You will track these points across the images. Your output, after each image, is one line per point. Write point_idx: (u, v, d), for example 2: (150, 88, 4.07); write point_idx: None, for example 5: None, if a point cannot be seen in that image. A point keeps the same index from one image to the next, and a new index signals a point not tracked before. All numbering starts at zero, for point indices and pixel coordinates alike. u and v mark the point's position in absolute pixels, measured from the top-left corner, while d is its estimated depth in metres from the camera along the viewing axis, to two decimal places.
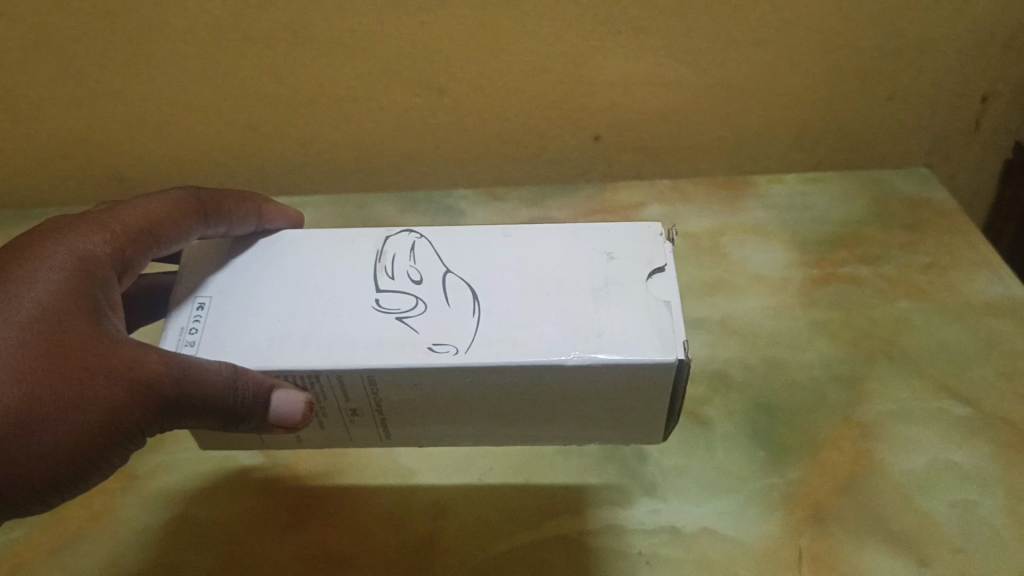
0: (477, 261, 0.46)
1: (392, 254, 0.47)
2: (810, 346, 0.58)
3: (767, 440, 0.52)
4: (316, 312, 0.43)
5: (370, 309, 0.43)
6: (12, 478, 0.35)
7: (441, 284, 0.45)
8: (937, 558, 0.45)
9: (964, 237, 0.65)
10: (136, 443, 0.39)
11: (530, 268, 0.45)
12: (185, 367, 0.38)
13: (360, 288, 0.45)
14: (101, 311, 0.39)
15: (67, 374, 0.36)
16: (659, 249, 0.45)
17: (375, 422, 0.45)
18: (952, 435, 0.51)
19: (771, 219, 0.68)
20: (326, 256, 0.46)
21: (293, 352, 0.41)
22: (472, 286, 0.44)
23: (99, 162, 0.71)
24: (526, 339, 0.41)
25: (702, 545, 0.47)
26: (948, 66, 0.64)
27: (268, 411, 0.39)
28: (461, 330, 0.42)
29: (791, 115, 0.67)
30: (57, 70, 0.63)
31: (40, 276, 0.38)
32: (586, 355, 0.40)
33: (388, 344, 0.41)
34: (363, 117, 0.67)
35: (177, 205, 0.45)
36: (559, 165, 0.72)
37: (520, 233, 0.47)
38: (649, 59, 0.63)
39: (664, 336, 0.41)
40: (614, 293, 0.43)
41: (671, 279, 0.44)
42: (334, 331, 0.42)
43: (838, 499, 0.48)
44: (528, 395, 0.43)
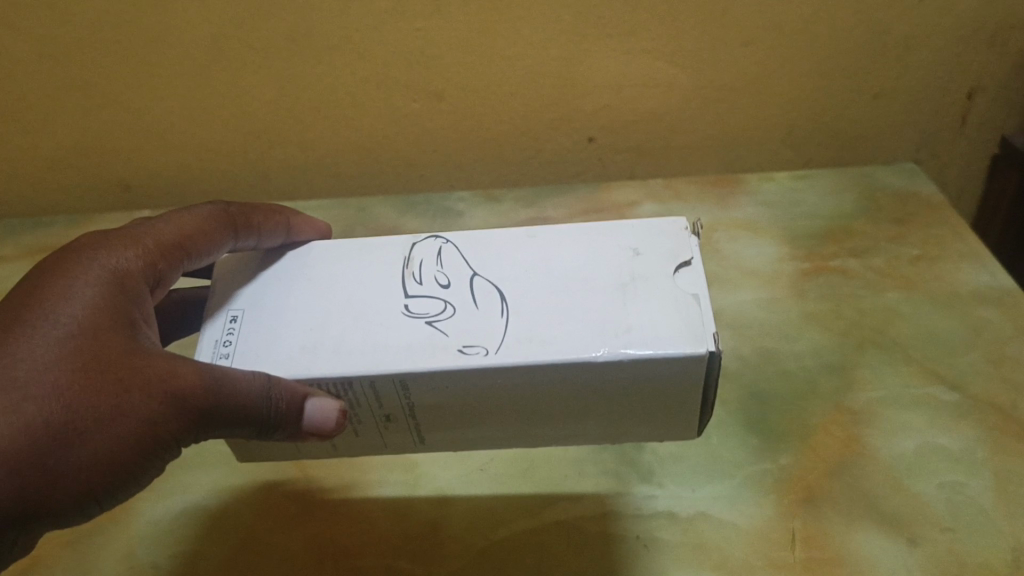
0: (499, 263, 0.47)
1: (420, 259, 0.48)
2: (802, 336, 0.59)
3: (760, 427, 0.53)
4: (349, 320, 0.45)
5: (401, 315, 0.45)
6: (53, 488, 0.37)
7: (469, 287, 0.46)
8: (926, 538, 0.47)
9: (951, 228, 0.66)
10: (171, 454, 0.40)
11: (555, 269, 0.46)
12: (218, 378, 0.40)
13: (391, 294, 0.46)
14: (135, 325, 0.41)
15: (104, 387, 0.38)
16: (685, 245, 0.46)
17: (410, 428, 0.47)
18: (940, 420, 0.53)
19: (763, 214, 0.70)
20: (355, 265, 0.48)
21: (327, 360, 0.43)
22: (501, 288, 0.46)
23: (104, 170, 0.73)
24: (554, 338, 0.43)
25: (698, 528, 0.48)
26: (933, 62, 0.65)
27: (302, 419, 0.41)
28: (491, 328, 0.44)
29: (780, 113, 0.69)
30: (63, 81, 0.65)
31: (76, 292, 0.40)
32: (615, 351, 0.42)
33: (419, 348, 0.43)
34: (362, 122, 0.68)
35: (207, 219, 0.47)
36: (555, 165, 0.73)
37: (544, 235, 0.49)
38: (639, 61, 0.64)
39: (694, 329, 0.42)
40: (641, 287, 0.44)
41: (696, 272, 0.45)
42: (366, 337, 0.44)
43: (830, 482, 0.50)
44: (546, 395, 0.44)
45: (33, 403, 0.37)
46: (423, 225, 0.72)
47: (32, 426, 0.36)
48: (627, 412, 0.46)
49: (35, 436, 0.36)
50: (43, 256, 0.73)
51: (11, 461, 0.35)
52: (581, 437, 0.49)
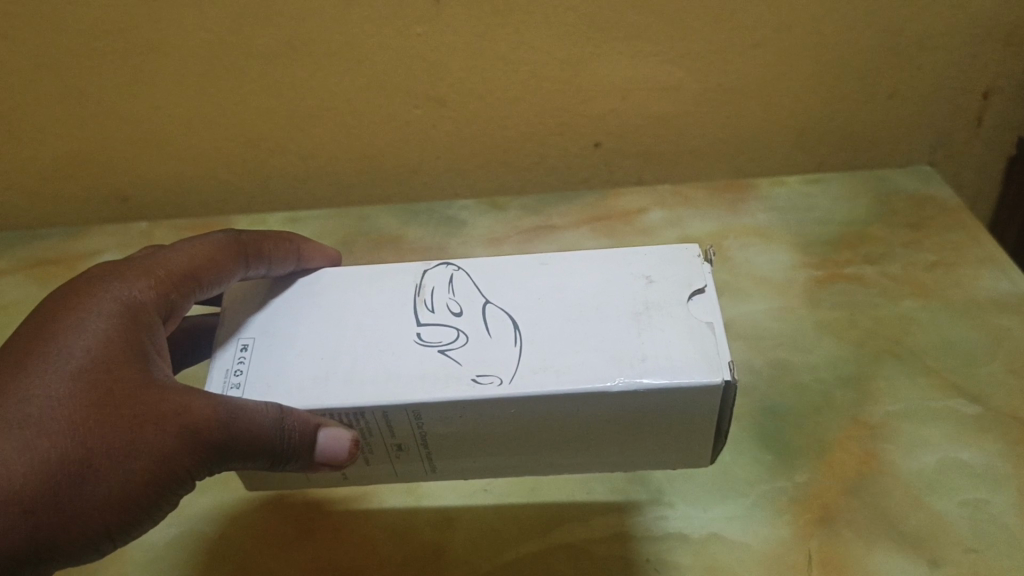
0: (512, 289, 0.46)
1: (430, 287, 0.47)
2: (816, 347, 0.57)
3: (774, 443, 0.51)
4: (361, 348, 0.44)
5: (412, 345, 0.43)
6: (67, 527, 0.36)
7: (482, 315, 0.45)
8: (949, 558, 0.45)
9: (968, 233, 0.65)
10: (186, 488, 0.39)
11: (570, 296, 0.45)
12: (232, 410, 0.38)
13: (401, 322, 0.45)
14: (147, 357, 0.40)
15: (117, 423, 0.37)
16: (697, 272, 0.45)
17: (421, 457, 0.45)
18: (961, 434, 0.51)
19: (774, 221, 0.68)
20: (364, 292, 0.47)
21: (340, 390, 0.42)
22: (514, 318, 0.44)
23: (101, 181, 0.71)
24: (569, 368, 0.41)
25: (711, 551, 0.46)
26: (948, 63, 0.64)
27: (314, 449, 0.40)
28: (505, 358, 0.42)
29: (792, 116, 0.67)
30: (58, 92, 0.64)
31: (88, 324, 0.39)
32: (632, 381, 0.40)
33: (432, 378, 0.41)
34: (362, 130, 0.67)
35: (219, 248, 0.46)
36: (560, 172, 0.72)
37: (557, 261, 0.47)
38: (646, 65, 0.63)
39: (710, 359, 0.41)
40: (656, 316, 0.43)
41: (711, 300, 0.43)
42: (380, 367, 0.42)
43: (847, 500, 0.48)
44: (562, 422, 0.43)
45: (46, 440, 0.36)
46: (426, 236, 0.71)
47: (45, 464, 0.35)
48: (650, 444, 0.45)
49: (48, 474, 0.35)
50: (39, 270, 0.72)
51: (24, 501, 0.35)
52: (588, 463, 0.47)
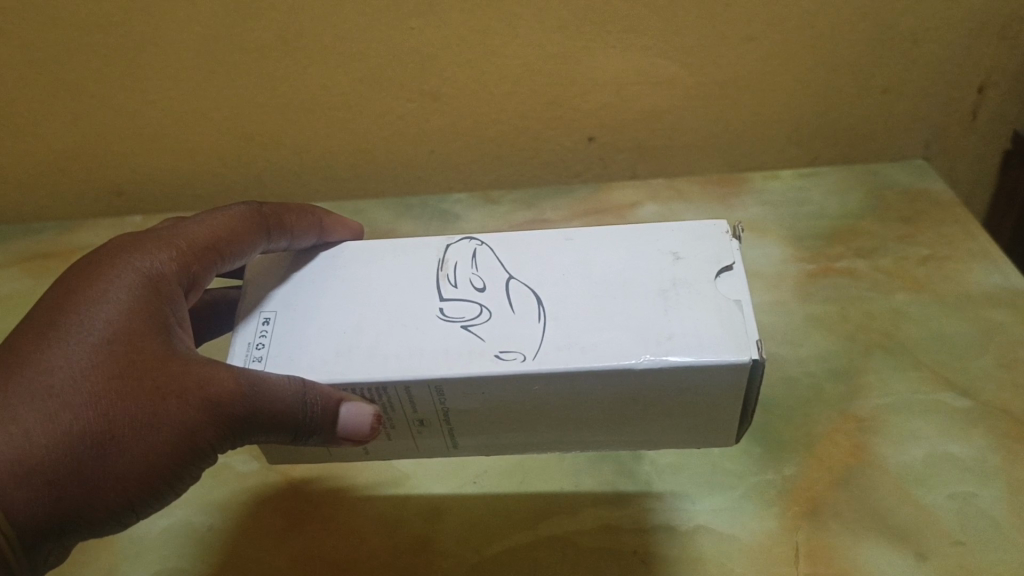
0: (535, 264, 0.46)
1: (453, 263, 0.47)
2: (807, 340, 0.57)
3: (763, 436, 0.51)
4: (386, 322, 0.44)
5: (436, 321, 0.44)
6: (90, 499, 0.36)
7: (505, 291, 0.45)
8: (936, 551, 0.45)
9: (962, 227, 0.65)
10: (208, 460, 0.39)
11: (595, 272, 0.45)
12: (255, 385, 0.39)
13: (425, 296, 0.45)
14: (170, 330, 0.40)
15: (140, 395, 0.37)
16: (727, 248, 0.45)
17: (443, 432, 0.45)
18: (951, 427, 0.51)
19: (767, 215, 0.68)
20: (385, 268, 0.47)
21: (364, 365, 0.42)
22: (539, 296, 0.44)
23: (97, 174, 0.71)
24: (594, 346, 0.41)
25: (697, 544, 0.46)
26: (943, 56, 0.63)
27: (337, 424, 0.40)
28: (528, 335, 0.42)
29: (786, 110, 0.67)
30: (54, 86, 0.64)
31: (110, 296, 0.39)
32: (659, 358, 0.40)
33: (454, 352, 0.42)
34: (356, 124, 0.67)
35: (242, 220, 0.46)
36: (554, 166, 0.72)
37: (581, 237, 0.47)
38: (639, 60, 0.63)
39: (737, 336, 0.41)
40: (683, 293, 0.43)
41: (739, 277, 0.44)
42: (404, 342, 0.43)
43: (835, 492, 0.48)
44: (566, 402, 0.43)
45: (68, 412, 0.36)
46: (419, 228, 0.71)
47: (67, 436, 0.36)
48: (648, 424, 0.45)
49: (71, 445, 0.36)
50: (35, 263, 0.72)
51: (46, 473, 0.35)
52: (581, 442, 0.48)
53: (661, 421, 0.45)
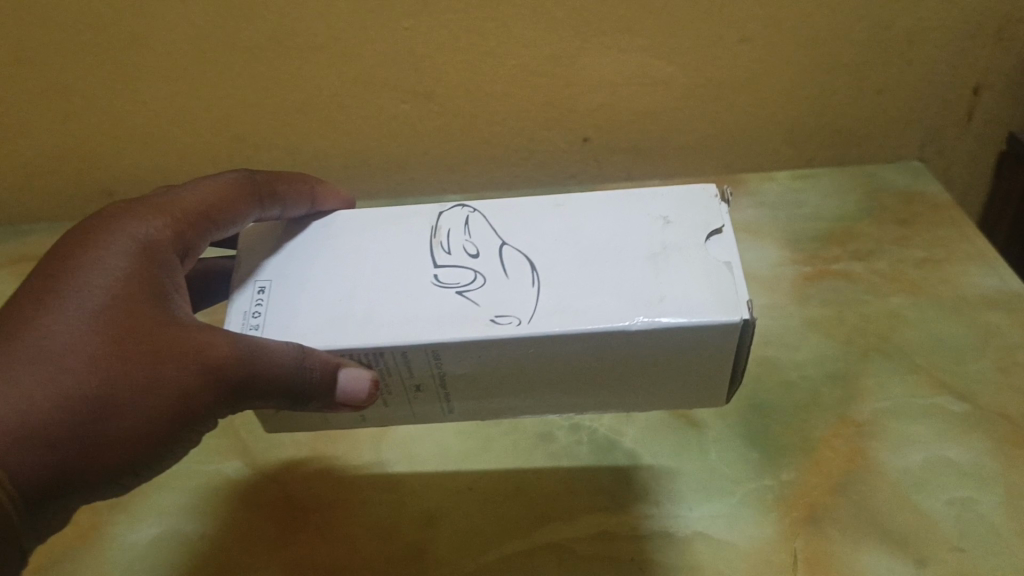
0: (528, 231, 0.45)
1: (446, 230, 0.46)
2: (804, 343, 0.57)
3: (760, 441, 0.51)
4: (380, 289, 0.43)
5: (431, 288, 0.43)
6: (89, 463, 0.36)
7: (498, 257, 0.44)
8: (935, 558, 0.44)
9: (958, 229, 0.64)
10: (206, 425, 0.39)
11: (586, 239, 0.44)
12: (253, 349, 0.38)
13: (419, 265, 0.44)
14: (167, 295, 0.40)
15: (138, 359, 0.37)
16: (716, 212, 0.44)
17: (439, 398, 0.44)
18: (949, 432, 0.50)
19: (762, 216, 0.68)
20: (378, 237, 0.46)
21: (357, 332, 0.41)
22: (533, 262, 0.44)
23: (88, 176, 0.70)
24: (587, 309, 0.41)
25: (694, 550, 0.46)
26: (938, 57, 0.63)
27: (336, 389, 0.39)
28: (523, 299, 0.42)
29: (782, 112, 0.67)
30: (43, 85, 0.63)
31: (106, 262, 0.39)
32: (652, 319, 0.40)
33: (449, 317, 0.41)
34: (350, 124, 0.67)
35: (232, 190, 0.45)
36: (549, 167, 0.71)
37: (572, 203, 0.47)
38: (634, 62, 0.62)
39: (727, 297, 0.40)
40: (673, 257, 0.42)
41: (728, 241, 0.43)
42: (399, 309, 0.42)
43: (833, 498, 0.48)
44: (566, 368, 0.42)
45: (68, 374, 0.36)
46: None
47: (68, 399, 0.35)
48: (642, 392, 0.44)
49: (70, 409, 0.35)
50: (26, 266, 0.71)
51: (47, 437, 0.35)
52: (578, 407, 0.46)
53: (660, 389, 0.44)
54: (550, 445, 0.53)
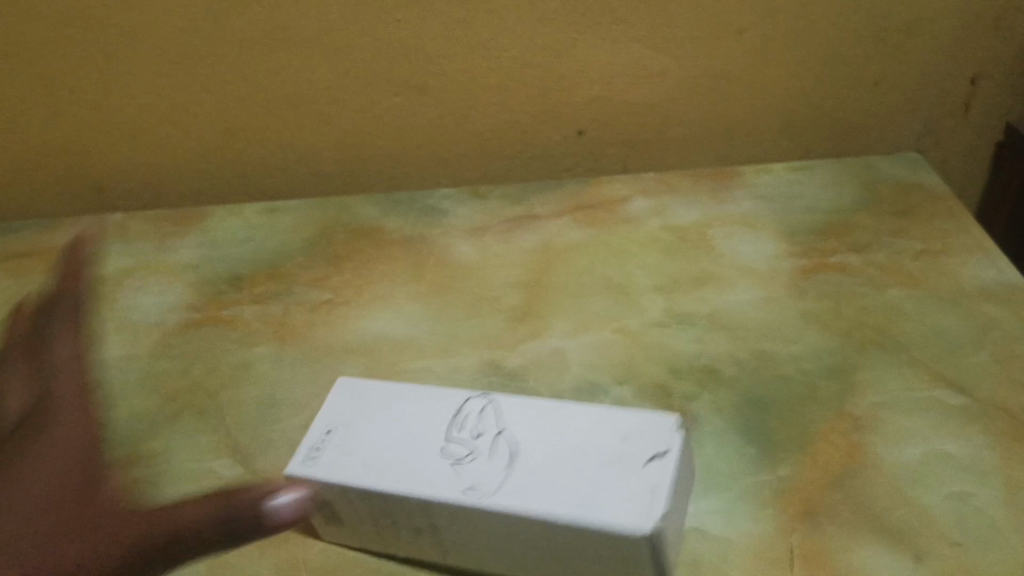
0: (525, 413, 0.45)
1: (465, 414, 0.46)
2: (801, 337, 0.56)
3: (758, 436, 0.50)
4: (399, 450, 0.45)
5: (434, 455, 0.44)
6: None
7: (496, 440, 0.44)
8: (933, 553, 0.44)
9: (956, 221, 0.64)
10: None
11: (553, 439, 0.44)
12: (196, 517, 0.37)
13: (436, 430, 0.46)
14: (104, 475, 0.38)
15: (71, 521, 0.36)
16: (663, 444, 0.42)
17: (435, 544, 0.44)
18: (948, 426, 0.50)
19: (759, 208, 0.67)
20: (414, 402, 0.48)
21: (374, 481, 0.43)
22: (523, 443, 0.44)
23: (72, 175, 0.68)
24: (518, 497, 0.41)
25: (689, 546, 0.45)
26: (936, 47, 0.65)
27: (267, 523, 0.37)
28: (480, 475, 0.42)
29: (779, 101, 0.67)
30: (34, 76, 0.62)
31: (50, 439, 0.38)
32: (570, 518, 0.40)
33: (435, 480, 0.43)
34: (343, 120, 0.66)
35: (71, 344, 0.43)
36: (544, 160, 0.70)
37: (565, 408, 0.45)
38: (631, 51, 0.63)
39: (645, 509, 0.39)
40: (614, 472, 0.41)
41: (666, 470, 0.41)
42: (402, 472, 0.43)
43: (830, 494, 0.47)
44: (538, 542, 0.41)
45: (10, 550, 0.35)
46: (405, 225, 0.67)
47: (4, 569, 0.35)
48: None
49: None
50: None
51: None
52: None
53: None
54: None
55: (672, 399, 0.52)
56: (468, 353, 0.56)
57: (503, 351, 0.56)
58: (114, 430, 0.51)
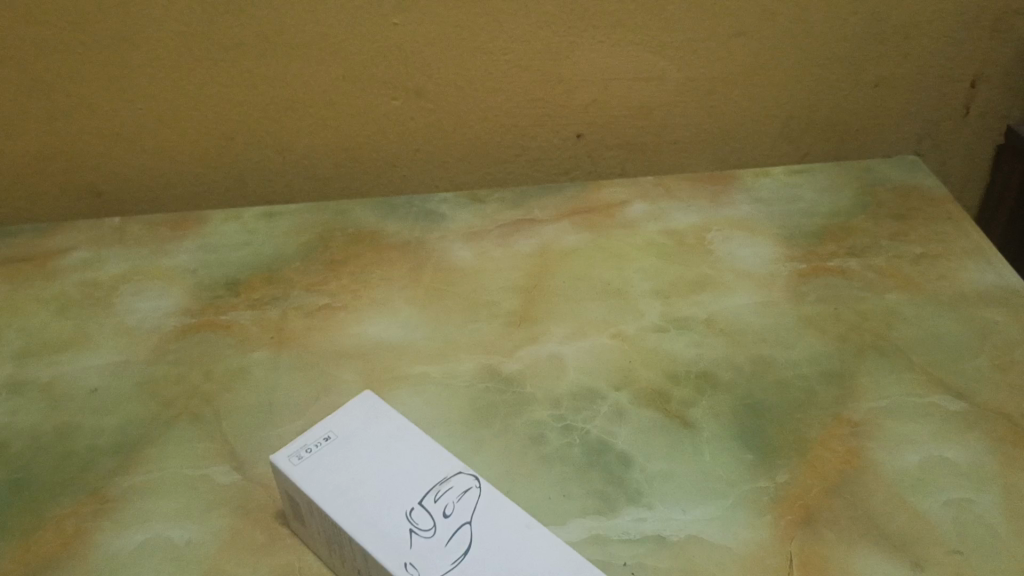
0: (498, 513, 0.42)
1: (449, 486, 0.44)
2: (799, 341, 0.56)
3: (756, 441, 0.50)
4: (374, 491, 0.43)
5: (399, 512, 0.42)
6: None
7: (459, 528, 0.41)
8: (933, 560, 0.44)
9: (955, 225, 0.64)
10: None
11: (513, 548, 0.41)
12: None
13: (417, 488, 0.43)
14: None
15: None
16: None
17: None
18: (946, 431, 0.50)
19: (758, 212, 0.66)
20: (401, 456, 0.45)
21: (336, 510, 0.41)
22: (481, 545, 0.41)
23: (66, 183, 0.68)
24: None
25: (688, 553, 0.44)
26: (934, 49, 0.65)
27: None
28: (427, 558, 0.40)
29: (778, 104, 0.67)
30: (29, 81, 0.62)
31: None
32: None
33: (386, 541, 0.40)
34: (341, 124, 0.66)
35: None
36: (541, 165, 0.70)
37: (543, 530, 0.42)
38: (629, 53, 0.63)
39: None
40: None
41: None
42: (363, 517, 0.41)
43: (829, 500, 0.47)
44: None
45: None
46: (403, 229, 0.66)
47: None
48: None
49: None
50: None
51: None
52: None
53: None
54: (542, 447, 0.50)
55: (669, 405, 0.52)
56: (464, 358, 0.56)
57: (499, 356, 0.56)
58: (107, 437, 0.51)
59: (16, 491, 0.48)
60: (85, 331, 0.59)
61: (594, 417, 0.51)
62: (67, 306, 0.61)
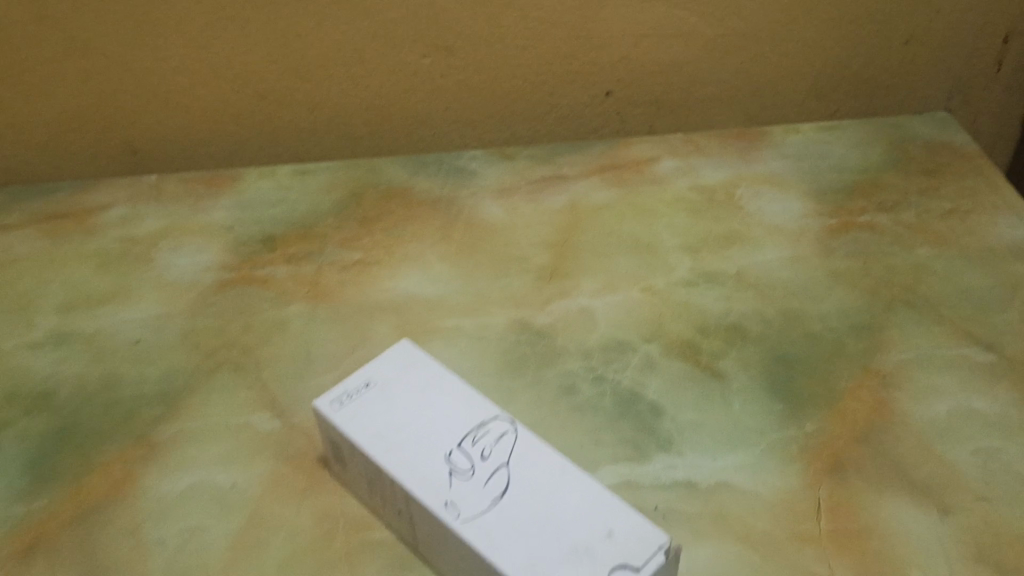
0: (534, 455, 0.43)
1: (485, 430, 0.45)
2: (829, 295, 0.57)
3: (785, 392, 0.51)
4: (412, 437, 0.44)
5: (438, 456, 0.43)
6: None
7: (497, 471, 0.42)
8: (960, 507, 0.44)
9: (985, 180, 0.64)
10: None
11: (550, 488, 0.42)
12: None
13: (454, 433, 0.44)
14: None
15: None
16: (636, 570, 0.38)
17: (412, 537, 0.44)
18: (974, 382, 0.50)
19: (788, 168, 0.67)
20: (438, 402, 0.46)
21: (380, 454, 0.43)
22: (519, 485, 0.42)
23: (102, 143, 0.69)
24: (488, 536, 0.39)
25: (719, 498, 0.45)
26: (966, 5, 0.65)
27: None
28: (466, 499, 0.41)
29: (808, 60, 0.67)
30: (65, 42, 0.62)
31: None
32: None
33: (428, 483, 0.41)
34: (372, 82, 0.66)
35: None
36: (570, 123, 0.70)
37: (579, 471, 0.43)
38: (659, 10, 0.63)
39: None
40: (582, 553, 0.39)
41: None
42: (404, 460, 0.43)
43: (858, 448, 0.48)
44: None
45: None
46: (434, 186, 0.67)
47: None
48: None
49: None
50: None
51: None
52: None
53: None
54: (574, 397, 0.51)
55: (699, 357, 0.53)
56: (497, 311, 0.56)
57: (531, 310, 0.56)
58: (151, 386, 0.52)
59: (64, 438, 0.50)
60: (126, 286, 0.60)
61: (625, 368, 0.52)
62: (106, 262, 0.62)
